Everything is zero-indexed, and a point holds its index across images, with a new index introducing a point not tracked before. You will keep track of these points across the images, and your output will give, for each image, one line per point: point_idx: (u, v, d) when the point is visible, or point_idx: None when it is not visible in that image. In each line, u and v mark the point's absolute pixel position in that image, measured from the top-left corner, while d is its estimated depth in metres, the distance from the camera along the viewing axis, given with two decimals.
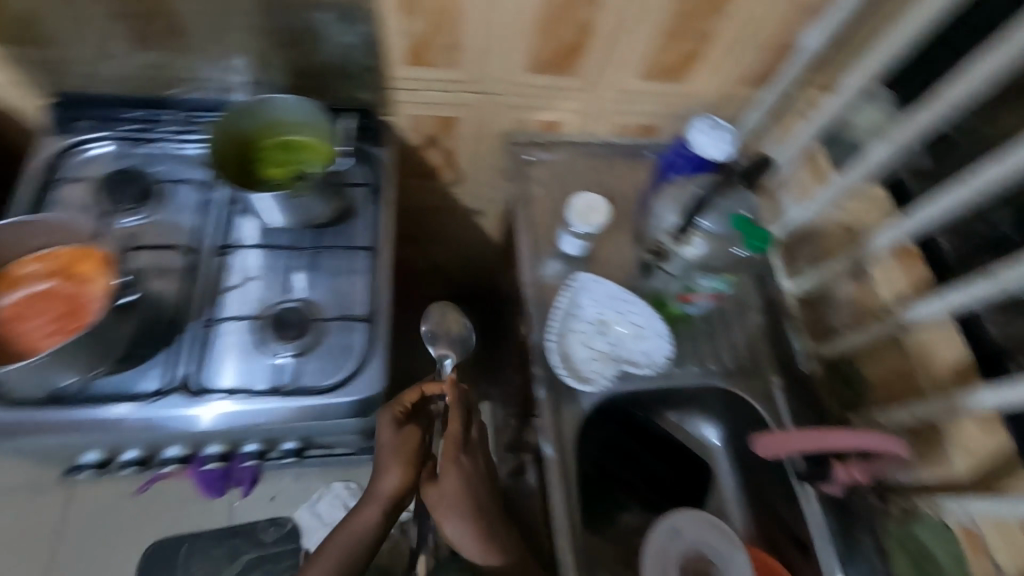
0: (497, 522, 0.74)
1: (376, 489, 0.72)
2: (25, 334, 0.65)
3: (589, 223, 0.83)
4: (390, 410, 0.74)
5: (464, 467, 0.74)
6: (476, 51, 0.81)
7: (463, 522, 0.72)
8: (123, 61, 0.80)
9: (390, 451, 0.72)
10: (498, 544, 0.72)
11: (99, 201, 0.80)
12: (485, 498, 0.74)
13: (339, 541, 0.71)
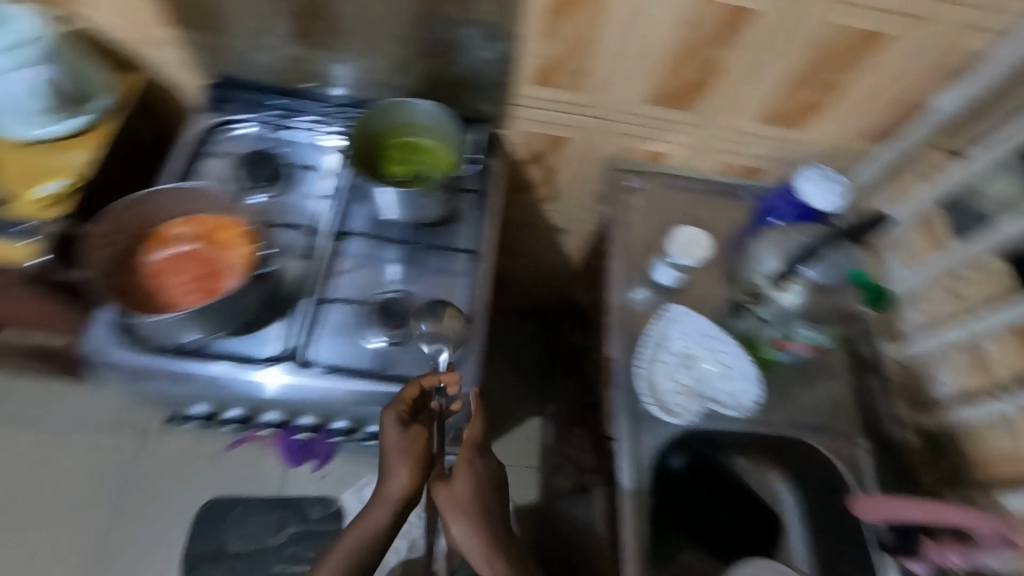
0: (503, 529, 0.70)
1: (384, 491, 0.69)
2: (167, 289, 0.71)
3: (691, 256, 0.85)
4: (394, 410, 0.70)
5: (474, 471, 0.71)
6: (601, 78, 0.84)
7: (474, 530, 0.68)
8: (276, 53, 0.87)
9: (398, 451, 0.69)
10: (506, 554, 0.68)
11: (237, 176, 0.86)
12: (493, 504, 0.71)
13: (347, 544, 0.67)
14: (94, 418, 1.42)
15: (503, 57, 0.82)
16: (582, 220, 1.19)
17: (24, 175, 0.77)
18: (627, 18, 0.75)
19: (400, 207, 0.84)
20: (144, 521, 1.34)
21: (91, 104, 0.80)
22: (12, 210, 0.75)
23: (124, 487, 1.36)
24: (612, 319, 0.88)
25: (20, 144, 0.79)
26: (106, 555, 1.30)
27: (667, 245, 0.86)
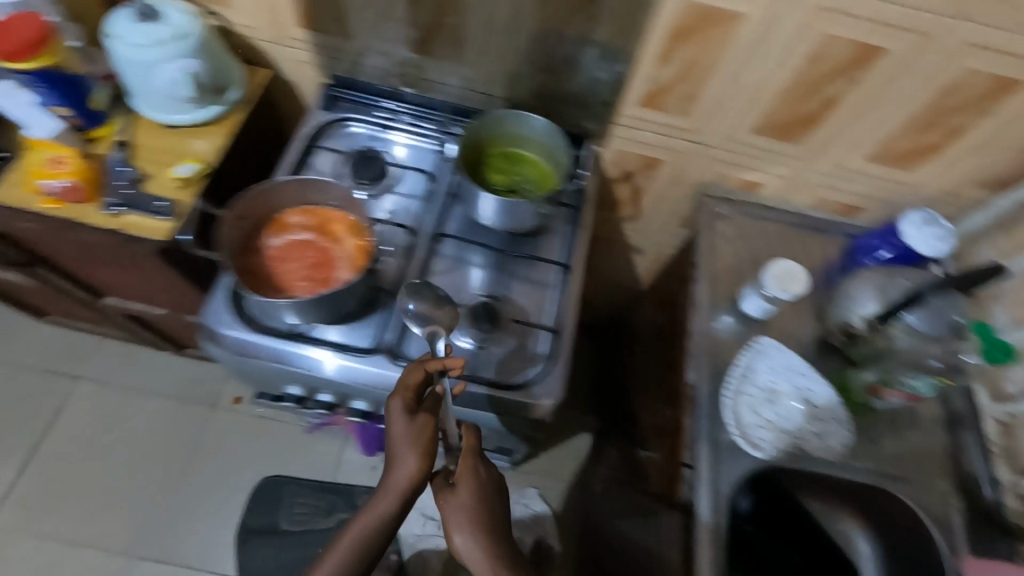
0: (501, 531, 0.70)
1: (388, 482, 0.68)
2: (283, 274, 0.75)
3: (788, 290, 0.83)
4: (400, 398, 0.68)
5: (476, 473, 0.71)
6: (711, 104, 0.84)
7: (473, 532, 0.67)
8: (393, 60, 0.91)
9: (404, 442, 0.67)
10: (502, 558, 0.67)
11: (346, 173, 0.91)
12: (491, 507, 0.70)
13: (353, 533, 0.68)
14: (168, 385, 1.49)
15: (617, 78, 0.83)
16: (660, 242, 1.19)
17: (162, 155, 0.82)
18: (751, 48, 0.75)
19: (498, 217, 0.85)
20: (205, 489, 1.40)
21: (228, 94, 0.85)
22: (149, 187, 0.78)
23: (189, 453, 1.42)
24: (696, 345, 0.88)
25: (161, 126, 0.84)
26: (167, 517, 1.36)
27: (761, 275, 0.85)
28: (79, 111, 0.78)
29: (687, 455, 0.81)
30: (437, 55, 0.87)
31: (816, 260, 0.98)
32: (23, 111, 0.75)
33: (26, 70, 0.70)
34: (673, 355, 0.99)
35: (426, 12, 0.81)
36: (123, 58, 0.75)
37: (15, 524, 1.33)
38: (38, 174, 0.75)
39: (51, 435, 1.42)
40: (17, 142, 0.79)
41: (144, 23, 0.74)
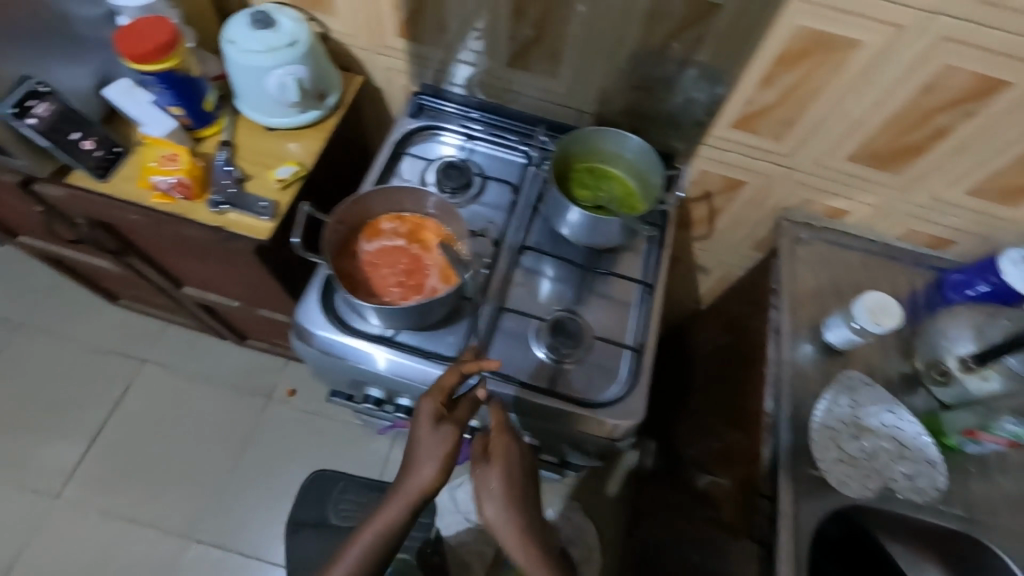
0: (532, 510, 0.70)
1: (403, 486, 0.70)
2: (376, 280, 0.77)
3: (879, 323, 0.80)
4: (431, 401, 0.71)
5: (509, 452, 0.71)
6: (808, 130, 0.82)
7: (505, 510, 0.68)
8: (484, 71, 0.92)
9: (426, 448, 0.69)
10: (532, 537, 0.68)
11: (431, 181, 0.92)
12: (525, 487, 0.71)
13: (364, 538, 0.69)
14: (227, 373, 1.53)
15: (714, 99, 0.82)
16: (727, 263, 1.17)
17: (263, 156, 0.84)
18: (863, 77, 0.73)
19: (584, 231, 0.84)
20: (256, 478, 1.43)
21: (327, 99, 0.87)
22: (250, 186, 0.82)
23: (244, 442, 1.46)
24: (775, 372, 0.87)
25: (263, 128, 0.87)
26: (221, 502, 1.40)
27: (852, 306, 0.82)
28: (190, 112, 0.81)
29: (767, 486, 0.79)
30: (531, 69, 0.88)
31: (899, 293, 0.95)
32: (141, 109, 0.79)
33: (146, 71, 0.73)
34: (743, 380, 0.97)
35: (528, 28, 0.81)
36: (238, 64, 0.77)
37: (80, 498, 1.38)
38: (151, 169, 0.79)
39: (116, 414, 1.47)
40: (133, 138, 0.82)
41: (260, 31, 0.77)
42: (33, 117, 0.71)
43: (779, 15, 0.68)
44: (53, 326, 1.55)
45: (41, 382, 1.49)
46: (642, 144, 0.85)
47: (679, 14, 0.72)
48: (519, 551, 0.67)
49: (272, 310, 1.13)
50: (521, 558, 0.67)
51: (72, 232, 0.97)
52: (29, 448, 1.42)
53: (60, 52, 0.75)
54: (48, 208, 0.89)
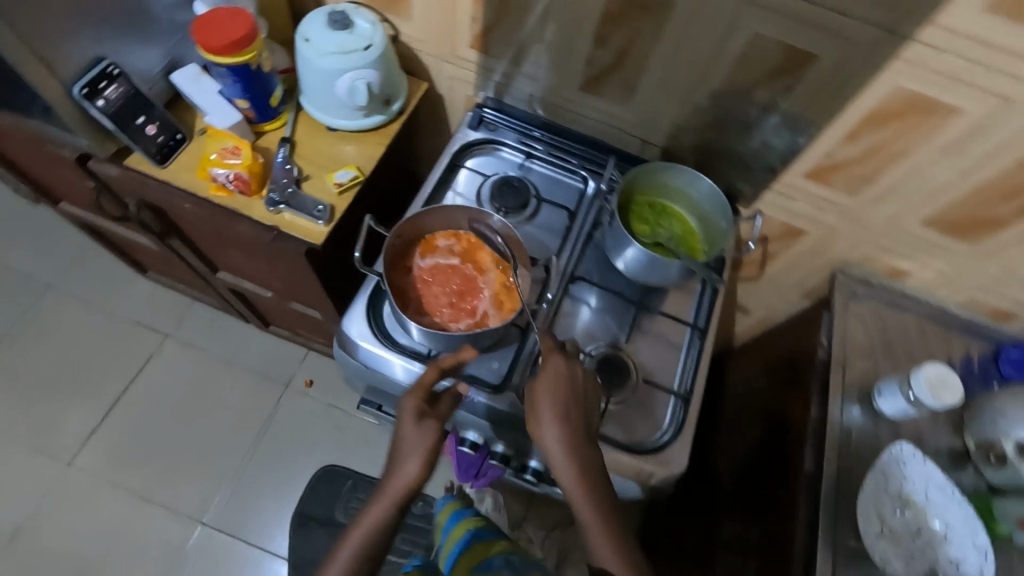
0: (583, 425, 0.67)
1: (387, 485, 0.67)
2: (426, 297, 0.75)
3: (939, 399, 0.77)
4: (413, 398, 0.68)
5: (560, 369, 0.68)
6: (885, 189, 0.79)
7: (557, 425, 0.65)
8: (553, 91, 0.89)
9: (409, 444, 0.67)
10: (581, 451, 0.66)
11: (485, 196, 0.89)
12: (578, 402, 0.68)
13: (354, 539, 0.65)
14: (247, 357, 1.53)
15: (793, 147, 0.79)
16: (770, 308, 1.14)
17: (321, 157, 0.83)
18: (957, 144, 0.69)
19: (639, 268, 0.81)
20: (268, 466, 1.42)
21: (392, 105, 0.85)
22: (306, 187, 0.80)
23: (259, 429, 1.46)
24: (819, 433, 0.85)
25: (324, 128, 0.85)
26: (230, 488, 1.40)
27: (911, 377, 0.79)
28: (256, 106, 0.79)
29: (801, 554, 0.78)
30: (603, 95, 0.85)
31: (953, 362, 0.92)
32: (206, 97, 0.78)
33: (219, 62, 0.71)
34: (784, 434, 0.93)
35: (608, 55, 0.79)
36: (309, 62, 0.76)
37: (92, 469, 1.38)
38: (211, 161, 0.77)
39: (134, 388, 1.47)
40: (196, 127, 0.81)
41: (337, 32, 0.75)
42: (102, 100, 0.70)
43: (881, 72, 0.65)
44: (79, 292, 1.55)
45: (64, 347, 1.49)
46: (713, 188, 0.83)
47: (772, 60, 0.69)
48: (567, 468, 0.64)
49: (305, 306, 1.11)
50: (569, 477, 0.64)
51: (118, 210, 0.96)
52: (47, 413, 1.42)
53: (135, 35, 0.73)
54: (100, 185, 0.88)
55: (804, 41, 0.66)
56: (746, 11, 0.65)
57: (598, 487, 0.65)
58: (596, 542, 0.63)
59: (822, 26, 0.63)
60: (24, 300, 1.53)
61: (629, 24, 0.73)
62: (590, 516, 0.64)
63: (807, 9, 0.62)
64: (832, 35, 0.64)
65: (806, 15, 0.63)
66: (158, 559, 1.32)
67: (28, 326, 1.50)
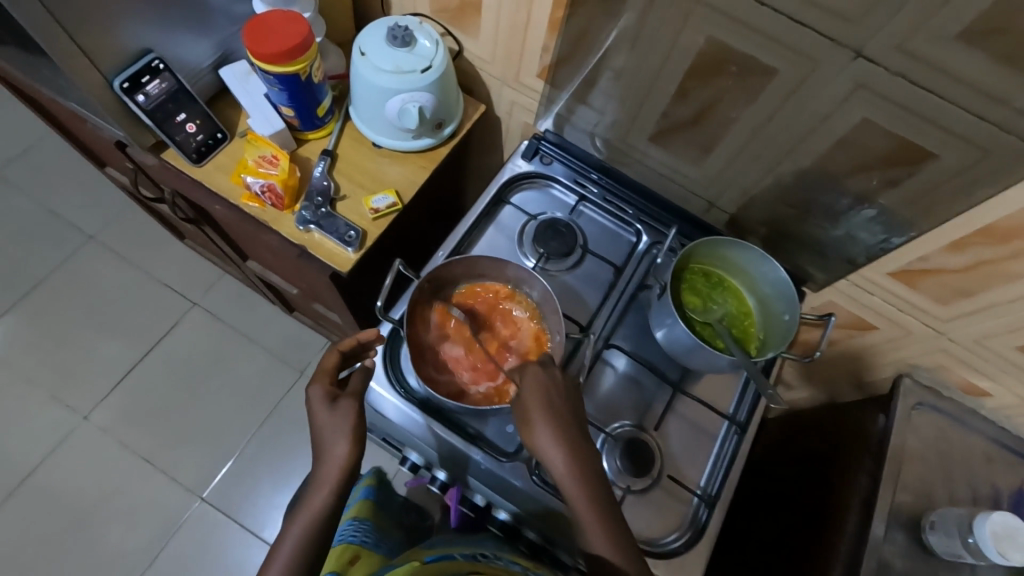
0: (578, 425, 0.61)
1: (320, 474, 0.61)
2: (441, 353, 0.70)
3: (1004, 554, 0.67)
4: (320, 384, 0.65)
5: (533, 372, 0.63)
6: (981, 307, 0.68)
7: (547, 421, 0.60)
8: (618, 133, 0.82)
9: (331, 428, 0.62)
10: (578, 448, 0.59)
11: (526, 237, 0.82)
12: (566, 399, 0.62)
13: (295, 528, 0.59)
14: (269, 338, 1.52)
15: (883, 244, 0.69)
16: (818, 392, 1.03)
17: (362, 175, 0.78)
18: None
19: (683, 348, 0.72)
20: (268, 450, 1.42)
21: (444, 129, 0.79)
22: (341, 208, 0.76)
23: (268, 411, 1.45)
24: (853, 553, 0.75)
25: (370, 143, 0.80)
26: (235, 465, 1.40)
27: (973, 522, 0.69)
28: (301, 115, 0.75)
29: None
30: (673, 149, 0.78)
31: None
32: (252, 99, 0.74)
33: (269, 70, 0.67)
34: (812, 541, 0.81)
35: (686, 110, 0.70)
36: (362, 78, 0.71)
37: (106, 425, 1.40)
38: (247, 167, 0.73)
39: (155, 350, 1.48)
40: (238, 127, 0.78)
41: (395, 49, 0.70)
42: (143, 94, 0.67)
43: (1010, 188, 0.55)
44: (118, 247, 1.57)
45: (97, 300, 1.51)
46: (784, 278, 0.72)
47: (878, 150, 0.60)
48: (563, 464, 0.58)
49: (326, 309, 1.07)
50: (568, 481, 0.58)
51: (155, 191, 0.94)
52: (71, 363, 1.45)
53: (189, 25, 0.69)
54: (136, 166, 0.86)
55: (923, 138, 0.56)
56: (859, 95, 0.56)
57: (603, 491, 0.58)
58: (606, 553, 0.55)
59: (946, 126, 0.54)
60: (67, 248, 1.55)
61: (717, 83, 0.64)
62: (589, 518, 0.57)
63: (935, 105, 0.53)
64: (958, 137, 0.54)
65: (931, 112, 0.53)
66: (155, 525, 1.34)
67: (66, 273, 1.53)
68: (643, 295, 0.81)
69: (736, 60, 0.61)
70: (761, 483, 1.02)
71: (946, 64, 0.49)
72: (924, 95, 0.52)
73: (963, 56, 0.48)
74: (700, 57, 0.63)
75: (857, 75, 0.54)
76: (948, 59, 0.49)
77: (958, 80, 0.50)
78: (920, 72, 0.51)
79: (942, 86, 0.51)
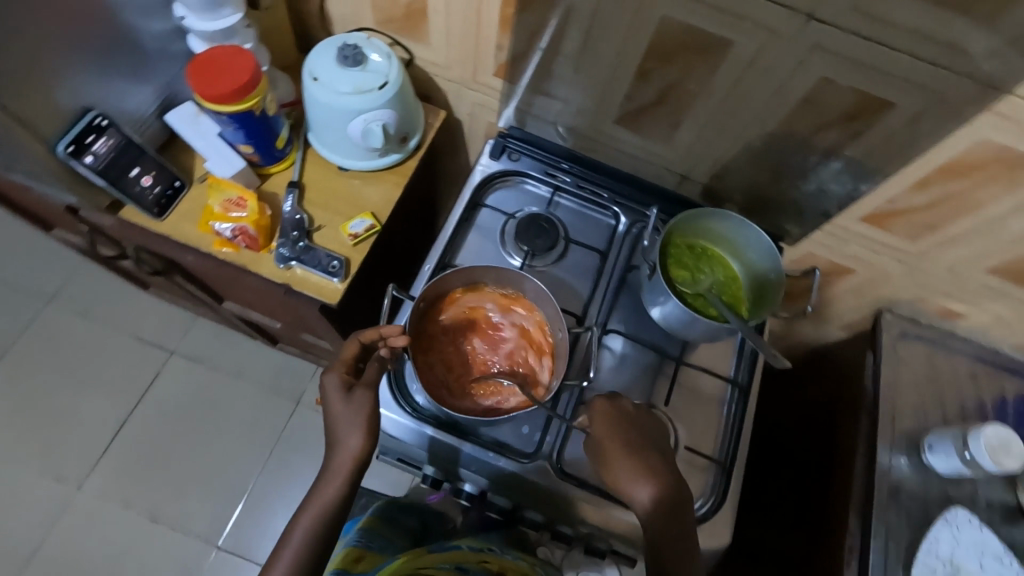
0: (658, 461, 0.65)
1: (333, 464, 0.63)
2: (440, 370, 0.71)
3: (1000, 463, 0.71)
4: (336, 373, 0.65)
5: (603, 407, 0.67)
6: (949, 237, 0.72)
7: (629, 457, 0.64)
8: (582, 119, 0.82)
9: (345, 420, 0.63)
10: (663, 484, 0.63)
11: (508, 237, 0.81)
12: (635, 430, 0.66)
13: (306, 518, 0.62)
14: (255, 373, 1.47)
15: (853, 192, 0.72)
16: (806, 338, 1.07)
17: (334, 202, 0.76)
18: None
19: (680, 323, 0.73)
20: (272, 485, 1.39)
21: (409, 142, 0.77)
22: (318, 239, 0.74)
23: (269, 446, 1.42)
24: (866, 490, 0.77)
25: (336, 168, 0.78)
26: (246, 506, 1.37)
27: (969, 437, 0.73)
28: (261, 150, 0.72)
29: None
30: (641, 129, 0.79)
31: (1009, 403, 0.83)
32: (206, 141, 0.71)
33: (220, 111, 0.65)
34: (829, 480, 0.84)
35: (651, 92, 0.72)
36: (319, 103, 0.69)
37: (102, 490, 1.34)
38: (213, 214, 0.71)
39: (138, 406, 1.42)
40: (197, 172, 0.75)
41: (349, 70, 0.68)
42: (91, 155, 0.64)
43: (967, 125, 0.58)
44: (78, 305, 1.48)
45: (66, 364, 1.43)
46: (759, 233, 0.74)
47: (836, 102, 0.62)
48: (652, 503, 0.62)
49: (316, 338, 1.05)
50: (657, 521, 0.61)
51: (116, 249, 0.89)
52: (48, 433, 1.37)
53: (125, 73, 0.66)
54: (93, 228, 0.82)
55: (880, 88, 0.58)
56: (815, 55, 0.58)
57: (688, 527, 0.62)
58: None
59: (896, 74, 0.56)
60: (24, 315, 1.46)
61: (678, 61, 0.66)
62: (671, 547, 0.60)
63: (887, 57, 0.55)
64: (910, 81, 0.56)
65: (882, 61, 0.55)
66: None
67: (27, 341, 1.44)
68: (632, 276, 0.82)
69: (695, 35, 0.62)
70: (768, 434, 1.06)
71: (891, 16, 0.51)
72: (878, 49, 0.55)
73: (907, 5, 0.50)
74: (659, 37, 0.64)
75: (813, 38, 0.56)
76: (897, 13, 0.51)
77: (903, 30, 0.52)
78: (870, 27, 0.53)
79: (893, 38, 0.53)
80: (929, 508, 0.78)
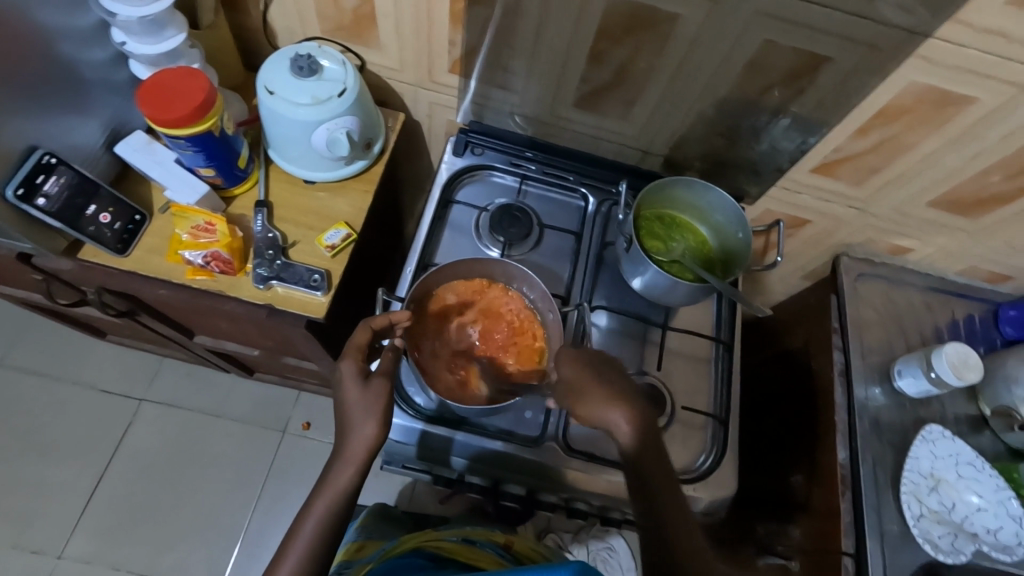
0: (631, 390, 0.64)
1: (339, 456, 0.61)
2: (446, 342, 0.72)
3: (962, 378, 0.78)
4: (353, 360, 0.63)
5: (568, 355, 0.65)
6: (891, 177, 0.77)
7: (601, 393, 0.62)
8: (541, 106, 0.84)
9: (361, 410, 0.61)
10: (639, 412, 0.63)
11: (483, 230, 0.81)
12: (604, 368, 0.65)
13: (317, 509, 0.60)
14: (235, 407, 1.42)
15: (803, 146, 0.77)
16: (774, 293, 1.12)
17: (306, 217, 0.75)
18: (965, 135, 0.68)
19: (659, 290, 0.76)
20: (268, 517, 1.34)
21: (373, 147, 0.77)
22: (295, 255, 0.73)
23: (261, 482, 1.36)
24: (849, 422, 0.83)
25: (301, 181, 0.77)
26: (245, 543, 1.31)
27: (933, 358, 0.79)
28: (223, 172, 0.70)
29: (848, 543, 0.77)
30: (599, 110, 0.81)
31: (960, 324, 0.91)
32: (164, 170, 0.69)
33: (177, 135, 0.63)
34: (814, 420, 0.88)
35: (605, 72, 0.75)
36: (276, 116, 0.68)
37: (86, 555, 1.26)
38: (183, 243, 0.69)
39: (111, 459, 1.34)
40: (157, 204, 0.72)
41: (304, 80, 0.67)
42: (43, 197, 0.61)
43: (894, 71, 0.63)
44: (32, 365, 1.39)
45: (25, 428, 1.34)
46: (738, 213, 0.77)
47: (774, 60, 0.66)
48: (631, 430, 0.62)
49: (299, 359, 1.02)
50: (636, 444, 0.62)
51: (74, 295, 0.85)
52: (18, 504, 1.28)
53: (66, 106, 0.64)
54: (47, 276, 0.78)
55: (813, 44, 0.64)
56: (759, 21, 0.63)
57: (662, 449, 0.63)
58: (671, 511, 0.60)
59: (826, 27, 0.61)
60: None
61: (630, 39, 0.69)
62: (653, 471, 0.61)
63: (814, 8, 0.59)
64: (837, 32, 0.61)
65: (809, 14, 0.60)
66: None
67: None
68: (608, 253, 0.84)
69: (645, 12, 0.65)
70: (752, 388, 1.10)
71: None
72: (806, 6, 0.60)
73: None
74: (609, 18, 0.67)
75: (755, 4, 0.61)
76: None
77: None
78: None
79: None
80: (905, 428, 0.84)
